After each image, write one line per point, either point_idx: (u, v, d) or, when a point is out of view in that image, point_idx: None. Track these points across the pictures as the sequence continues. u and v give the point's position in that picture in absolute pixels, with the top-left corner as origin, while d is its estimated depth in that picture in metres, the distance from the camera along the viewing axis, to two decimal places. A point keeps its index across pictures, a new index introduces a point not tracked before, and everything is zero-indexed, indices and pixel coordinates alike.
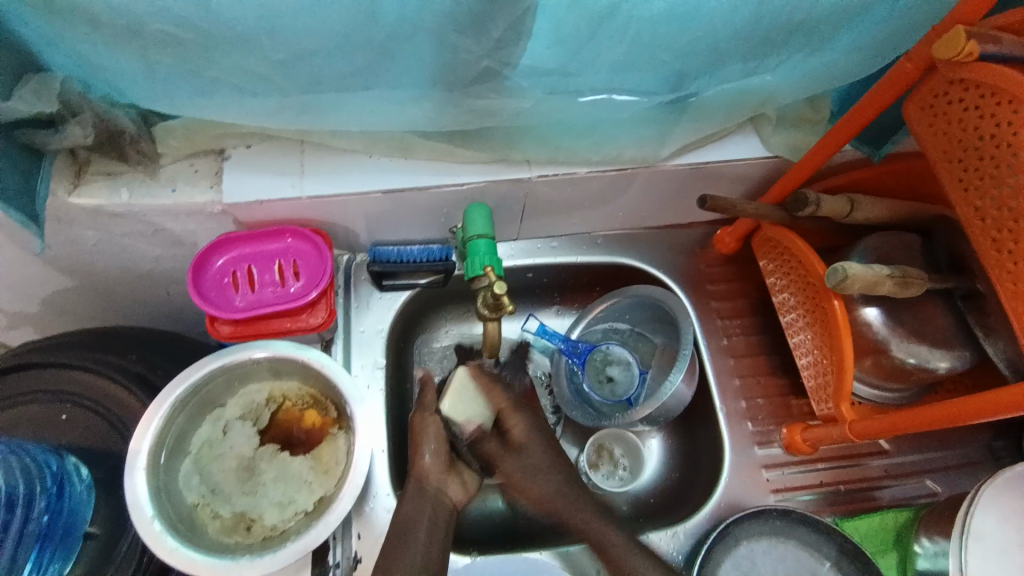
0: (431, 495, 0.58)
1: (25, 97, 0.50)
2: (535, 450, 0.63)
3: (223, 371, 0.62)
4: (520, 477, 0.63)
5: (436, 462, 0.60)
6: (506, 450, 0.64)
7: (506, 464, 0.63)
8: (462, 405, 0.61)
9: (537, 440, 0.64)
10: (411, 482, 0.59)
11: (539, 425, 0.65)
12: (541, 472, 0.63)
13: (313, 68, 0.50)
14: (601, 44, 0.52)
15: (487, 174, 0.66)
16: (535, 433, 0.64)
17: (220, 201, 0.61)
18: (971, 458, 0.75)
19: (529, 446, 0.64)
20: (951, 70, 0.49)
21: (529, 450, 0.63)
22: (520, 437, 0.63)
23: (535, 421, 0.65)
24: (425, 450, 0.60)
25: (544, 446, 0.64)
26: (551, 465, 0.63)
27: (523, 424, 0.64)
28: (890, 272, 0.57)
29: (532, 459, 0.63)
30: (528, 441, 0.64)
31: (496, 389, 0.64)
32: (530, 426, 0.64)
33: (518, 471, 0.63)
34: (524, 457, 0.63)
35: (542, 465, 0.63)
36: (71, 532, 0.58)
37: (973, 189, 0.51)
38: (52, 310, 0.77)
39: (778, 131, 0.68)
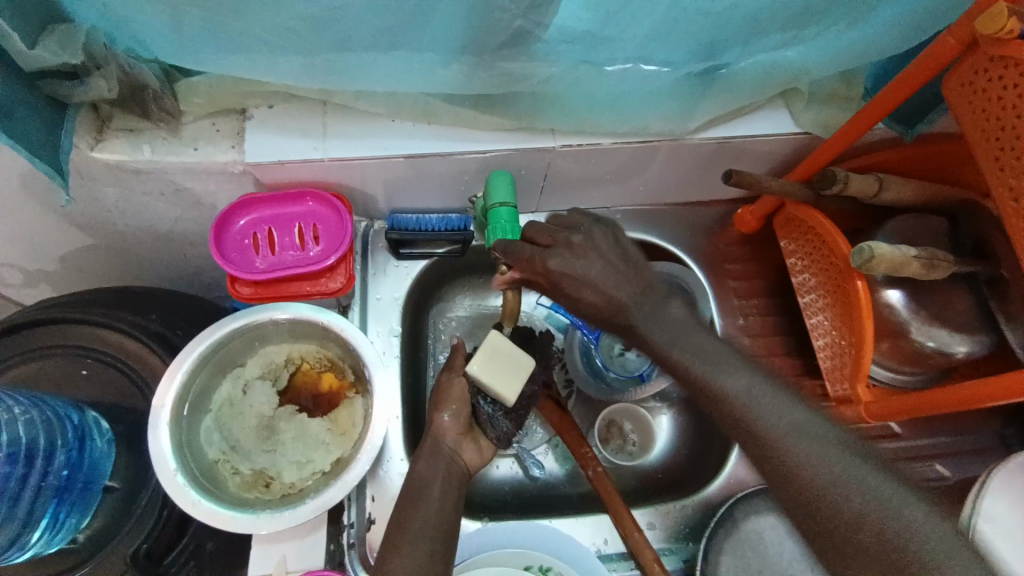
0: (447, 454, 0.58)
1: (50, 47, 0.48)
2: (590, 269, 0.56)
3: (243, 331, 0.62)
4: (578, 279, 0.56)
5: (454, 422, 0.60)
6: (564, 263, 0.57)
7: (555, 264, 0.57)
8: (493, 372, 0.57)
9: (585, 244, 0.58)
10: (428, 439, 0.59)
11: (612, 238, 0.59)
12: (596, 278, 0.56)
13: (343, 25, 0.49)
14: (638, 7, 0.50)
15: (510, 141, 0.65)
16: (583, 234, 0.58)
17: (241, 160, 0.61)
18: (982, 444, 0.75)
19: (582, 265, 0.57)
20: (993, 45, 0.47)
21: (579, 265, 0.56)
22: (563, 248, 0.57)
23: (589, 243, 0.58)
24: (446, 410, 0.60)
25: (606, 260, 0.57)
26: (599, 266, 0.57)
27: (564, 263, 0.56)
28: (917, 254, 0.56)
29: (587, 272, 0.56)
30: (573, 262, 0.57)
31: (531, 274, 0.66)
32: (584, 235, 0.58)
33: (574, 277, 0.56)
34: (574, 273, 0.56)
35: (596, 275, 0.56)
36: (90, 487, 0.59)
37: (1009, 169, 0.49)
38: (69, 267, 0.77)
39: (809, 107, 0.66)
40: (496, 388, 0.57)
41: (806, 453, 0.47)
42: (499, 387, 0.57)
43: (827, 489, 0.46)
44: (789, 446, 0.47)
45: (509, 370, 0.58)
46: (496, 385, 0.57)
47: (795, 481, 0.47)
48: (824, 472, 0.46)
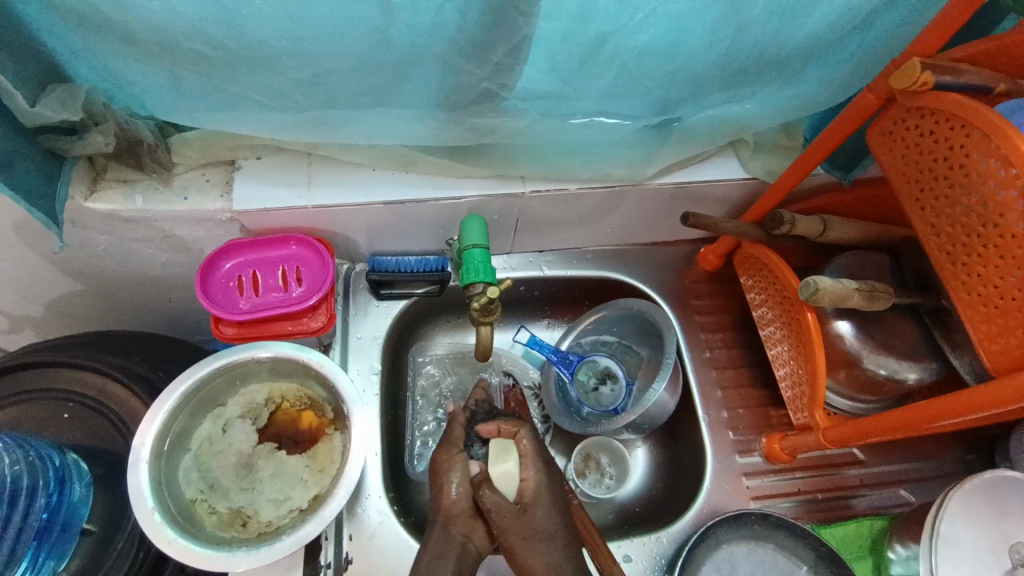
0: (456, 541, 0.57)
1: (51, 106, 0.52)
2: (542, 513, 0.58)
3: (225, 370, 0.64)
4: (519, 545, 0.56)
5: (461, 502, 0.58)
6: (521, 525, 0.57)
7: (509, 528, 0.56)
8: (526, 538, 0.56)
9: (546, 504, 0.59)
10: (437, 519, 0.58)
11: (535, 451, 0.61)
12: (538, 542, 0.57)
13: (329, 85, 0.54)
14: (593, 70, 0.56)
15: (486, 188, 0.70)
16: (547, 492, 0.59)
17: (230, 208, 0.65)
18: (944, 469, 0.78)
19: (535, 510, 0.58)
20: (909, 99, 0.53)
21: (525, 533, 0.57)
22: (528, 489, 0.59)
23: (552, 487, 0.60)
24: (451, 479, 0.59)
25: (557, 518, 0.58)
26: (553, 540, 0.57)
27: (517, 529, 0.56)
28: (858, 286, 0.61)
29: (536, 522, 0.58)
30: (536, 503, 0.58)
31: (521, 434, 0.61)
32: (545, 479, 0.60)
33: (529, 531, 0.57)
34: (530, 523, 0.57)
35: (542, 534, 0.57)
36: (67, 530, 0.59)
37: (929, 209, 0.54)
38: (53, 312, 0.79)
39: (756, 155, 0.73)
40: (505, 503, 0.57)
41: None
42: (502, 505, 0.57)
43: None
44: None
45: (516, 472, 0.59)
46: (508, 475, 0.59)
47: None
48: None
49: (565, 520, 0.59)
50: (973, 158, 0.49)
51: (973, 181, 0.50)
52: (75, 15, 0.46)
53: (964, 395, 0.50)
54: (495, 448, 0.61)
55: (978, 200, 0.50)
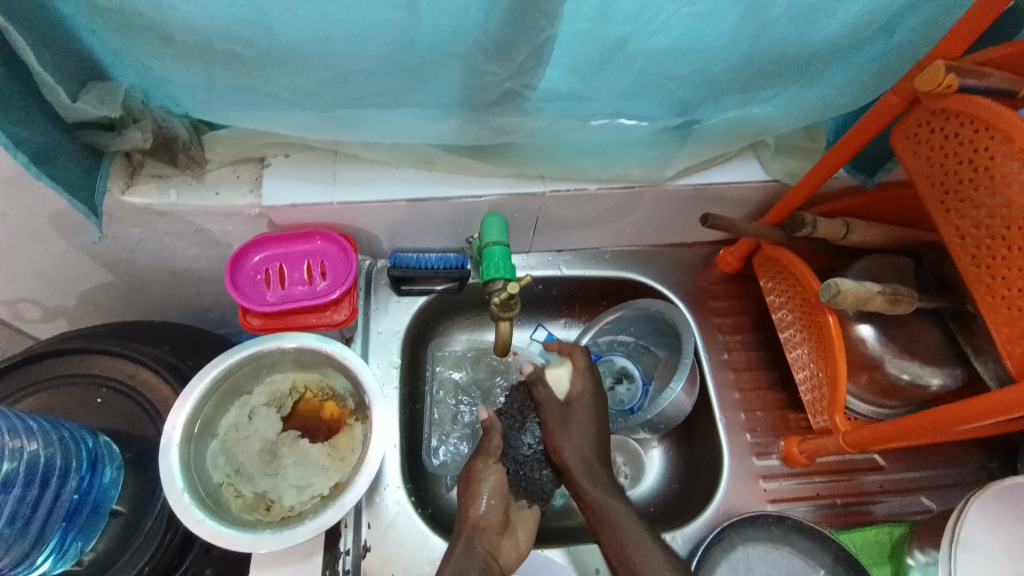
0: (480, 557, 0.57)
1: (91, 102, 0.55)
2: (583, 411, 0.68)
3: (250, 359, 0.66)
4: (559, 433, 0.67)
5: (491, 515, 0.60)
6: (562, 418, 0.68)
7: (551, 415, 0.68)
8: (563, 423, 0.67)
9: (590, 406, 0.69)
10: (462, 533, 0.59)
11: (589, 365, 0.72)
12: (574, 431, 0.67)
13: (354, 85, 0.56)
14: (612, 71, 0.57)
15: (506, 187, 0.71)
16: (590, 398, 0.69)
17: (258, 204, 0.67)
18: (968, 477, 0.77)
19: (577, 408, 0.68)
20: (933, 101, 0.52)
21: (565, 424, 0.67)
22: (575, 390, 0.70)
23: (598, 397, 0.70)
24: (483, 497, 0.61)
25: (595, 421, 0.68)
26: (587, 431, 0.67)
27: (557, 417, 0.68)
28: (881, 289, 0.60)
29: (577, 418, 0.68)
30: (579, 402, 0.69)
31: (577, 352, 0.72)
32: (592, 390, 0.70)
33: (569, 423, 0.67)
34: (570, 415, 0.68)
35: (579, 425, 0.67)
36: (96, 512, 0.61)
37: (954, 211, 0.54)
38: (87, 304, 0.82)
39: (776, 157, 0.73)
40: (553, 401, 0.69)
41: (611, 513, 0.62)
42: (551, 400, 0.69)
43: (614, 529, 0.62)
44: (601, 505, 0.63)
45: (568, 377, 0.71)
46: (561, 383, 0.71)
47: (606, 528, 0.62)
48: (622, 522, 0.62)
49: (603, 424, 0.69)
50: (998, 161, 0.49)
51: (997, 183, 0.49)
52: (117, 17, 0.48)
53: (983, 398, 0.49)
54: (558, 364, 0.72)
55: (1002, 202, 0.49)
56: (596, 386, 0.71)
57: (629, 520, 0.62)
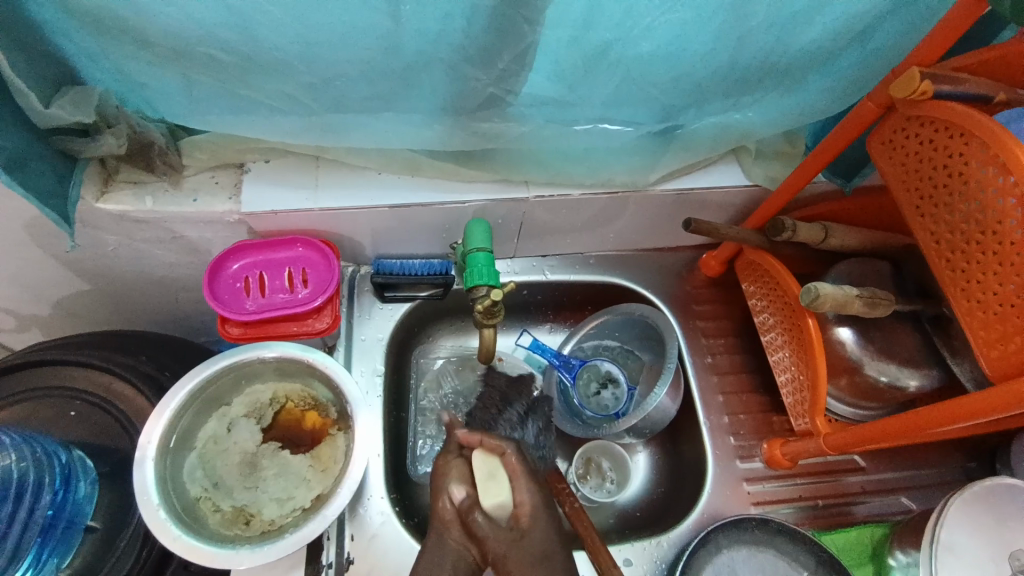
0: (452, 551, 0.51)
1: (65, 107, 0.53)
2: (538, 536, 0.51)
3: (230, 369, 0.65)
4: (516, 564, 0.49)
5: (458, 512, 0.53)
6: (513, 550, 0.49)
7: (499, 552, 0.49)
8: (518, 565, 0.49)
9: (540, 531, 0.51)
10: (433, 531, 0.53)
11: (525, 472, 0.54)
12: (535, 568, 0.49)
13: (338, 90, 0.55)
14: (598, 77, 0.57)
15: (491, 193, 0.70)
16: (544, 513, 0.52)
17: (238, 210, 0.66)
18: (946, 477, 0.78)
19: (531, 537, 0.51)
20: (909, 107, 0.53)
21: (517, 559, 0.49)
22: (523, 508, 0.52)
23: (547, 512, 0.53)
24: (450, 490, 0.54)
25: (559, 549, 0.50)
26: (553, 567, 0.50)
27: (511, 555, 0.49)
28: (859, 293, 0.61)
29: (531, 545, 0.50)
30: (532, 524, 0.51)
31: (507, 455, 0.55)
32: (539, 501, 0.53)
33: (523, 551, 0.49)
34: (524, 550, 0.50)
35: (540, 562, 0.49)
36: (72, 526, 0.59)
37: (929, 216, 0.55)
38: (62, 313, 0.80)
39: (758, 162, 0.74)
40: (501, 527, 0.51)
41: None
42: (495, 527, 0.51)
43: None
44: None
45: (504, 485, 0.54)
46: (499, 498, 0.53)
47: None
48: None
49: (562, 565, 0.50)
50: (972, 167, 0.50)
51: (971, 189, 0.51)
52: (91, 19, 0.47)
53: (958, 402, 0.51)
54: (479, 455, 0.55)
55: (977, 207, 0.50)
56: (539, 501, 0.53)
57: None
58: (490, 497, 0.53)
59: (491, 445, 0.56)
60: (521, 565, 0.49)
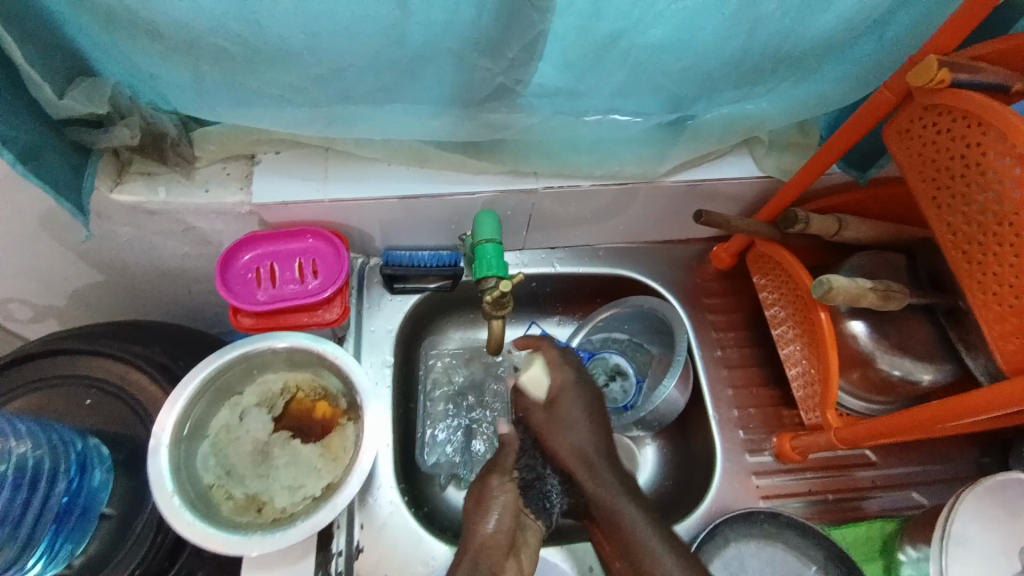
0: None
1: (79, 99, 0.54)
2: (568, 409, 0.63)
3: (242, 360, 0.65)
4: (551, 433, 0.63)
5: (499, 534, 0.54)
6: (550, 416, 0.63)
7: (538, 415, 0.64)
8: (552, 428, 0.63)
9: (572, 396, 0.64)
10: (469, 551, 0.53)
11: (565, 356, 0.67)
12: (566, 426, 0.63)
13: (345, 81, 0.56)
14: (606, 67, 0.56)
15: (500, 184, 0.70)
16: (573, 388, 0.64)
17: (248, 202, 0.66)
18: (960, 471, 0.77)
19: (562, 403, 0.63)
20: (926, 96, 0.52)
21: (550, 417, 0.63)
22: (555, 387, 0.64)
23: (579, 385, 0.65)
24: (491, 513, 0.55)
25: (586, 409, 0.64)
26: (582, 425, 0.63)
27: (545, 415, 0.64)
28: (873, 286, 0.60)
29: (565, 415, 0.63)
30: (563, 397, 0.64)
31: (545, 345, 0.66)
32: (572, 377, 0.65)
33: (556, 424, 0.63)
34: (557, 413, 0.63)
35: (571, 422, 0.63)
36: (87, 513, 0.61)
37: (945, 207, 0.54)
38: (77, 303, 0.81)
39: (770, 153, 0.73)
40: (536, 403, 0.64)
41: (618, 510, 0.59)
42: (533, 405, 0.65)
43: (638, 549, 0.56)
44: (608, 508, 0.59)
45: (544, 374, 0.65)
46: (536, 378, 0.64)
47: (621, 535, 0.58)
48: (631, 523, 0.58)
49: (598, 406, 0.65)
50: (990, 157, 0.49)
51: (989, 179, 0.49)
52: (103, 12, 0.47)
53: (972, 396, 0.50)
54: (530, 359, 0.66)
55: (995, 198, 0.49)
56: (576, 370, 0.66)
57: (635, 516, 0.58)
58: (531, 387, 0.64)
59: (534, 343, 0.67)
60: (552, 427, 0.63)
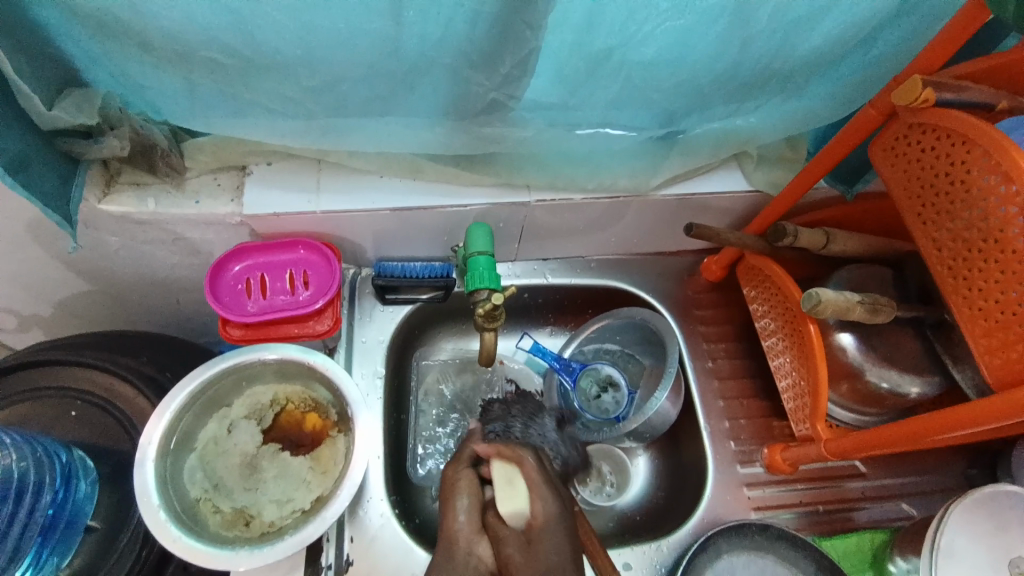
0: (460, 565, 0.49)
1: (67, 109, 0.54)
2: (551, 555, 0.47)
3: (231, 371, 0.65)
4: None
5: (468, 522, 0.51)
6: (524, 552, 0.48)
7: (511, 555, 0.47)
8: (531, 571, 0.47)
9: (555, 536, 0.49)
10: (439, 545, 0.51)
11: (545, 471, 0.55)
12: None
13: (339, 93, 0.56)
14: (599, 82, 0.57)
15: (493, 196, 0.70)
16: (559, 526, 0.49)
17: (240, 213, 0.66)
18: (948, 483, 0.78)
19: (543, 545, 0.48)
20: (912, 115, 0.53)
21: (523, 563, 0.47)
22: (538, 518, 0.50)
23: (565, 522, 0.50)
24: (458, 507, 0.52)
25: (573, 556, 0.48)
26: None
27: (520, 556, 0.47)
28: (860, 299, 0.61)
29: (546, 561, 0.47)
30: (545, 534, 0.49)
31: (526, 461, 0.54)
32: (555, 507, 0.51)
33: (531, 567, 0.47)
34: (535, 555, 0.48)
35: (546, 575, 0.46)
36: (72, 526, 0.60)
37: (931, 224, 0.55)
38: (64, 313, 0.80)
39: (760, 167, 0.74)
40: (510, 533, 0.49)
41: None
42: (509, 534, 0.49)
43: None
44: None
45: (525, 492, 0.52)
46: (516, 505, 0.51)
47: None
48: None
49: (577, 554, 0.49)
50: (974, 175, 0.50)
51: (973, 197, 0.50)
52: (94, 22, 0.47)
53: (960, 408, 0.51)
54: (494, 467, 0.55)
55: (979, 215, 0.50)
56: (560, 497, 0.52)
57: None
58: (506, 505, 0.51)
59: (509, 453, 0.55)
60: None
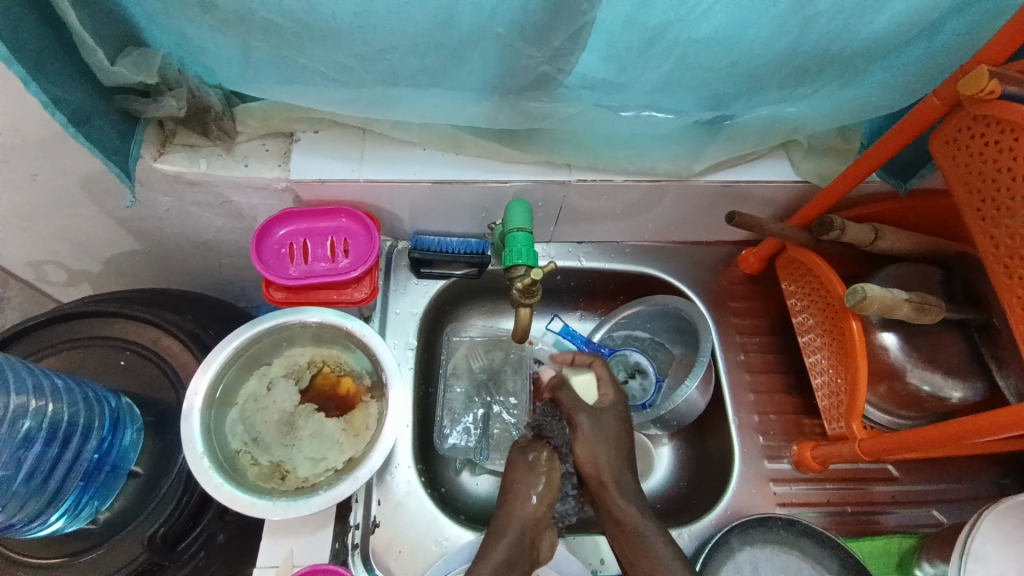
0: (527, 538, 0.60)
1: (128, 66, 0.55)
2: (612, 421, 0.65)
3: (271, 332, 0.67)
4: (587, 440, 0.63)
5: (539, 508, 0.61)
6: (593, 420, 0.64)
7: (582, 421, 0.63)
8: (599, 437, 0.63)
9: (619, 410, 0.66)
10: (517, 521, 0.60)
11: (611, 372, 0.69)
12: (602, 439, 0.63)
13: (389, 63, 0.56)
14: (651, 61, 0.56)
15: (535, 174, 0.70)
16: (620, 404, 0.66)
17: (286, 177, 0.67)
18: (980, 491, 0.76)
19: (608, 416, 0.65)
20: (975, 107, 0.51)
21: (592, 430, 0.63)
22: (604, 399, 0.66)
23: (625, 402, 0.67)
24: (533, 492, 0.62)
25: (624, 424, 0.65)
26: (618, 439, 0.64)
27: (589, 424, 0.63)
28: (908, 297, 0.59)
29: (608, 423, 0.64)
30: (608, 407, 0.65)
31: (598, 360, 0.69)
32: (623, 398, 0.67)
33: (595, 432, 0.63)
34: (602, 420, 0.64)
35: (606, 435, 0.63)
36: (115, 471, 0.62)
37: (989, 220, 0.52)
38: (112, 269, 0.83)
39: (808, 158, 0.72)
40: (580, 402, 0.65)
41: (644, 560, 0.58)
42: (578, 403, 0.65)
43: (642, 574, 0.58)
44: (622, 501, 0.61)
45: (595, 385, 0.68)
46: (587, 390, 0.67)
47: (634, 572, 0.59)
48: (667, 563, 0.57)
49: (629, 427, 0.66)
50: None
51: None
52: None
53: (992, 415, 0.49)
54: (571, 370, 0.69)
55: None
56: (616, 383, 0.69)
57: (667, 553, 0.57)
58: (580, 391, 0.67)
59: (582, 357, 0.70)
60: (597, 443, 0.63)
